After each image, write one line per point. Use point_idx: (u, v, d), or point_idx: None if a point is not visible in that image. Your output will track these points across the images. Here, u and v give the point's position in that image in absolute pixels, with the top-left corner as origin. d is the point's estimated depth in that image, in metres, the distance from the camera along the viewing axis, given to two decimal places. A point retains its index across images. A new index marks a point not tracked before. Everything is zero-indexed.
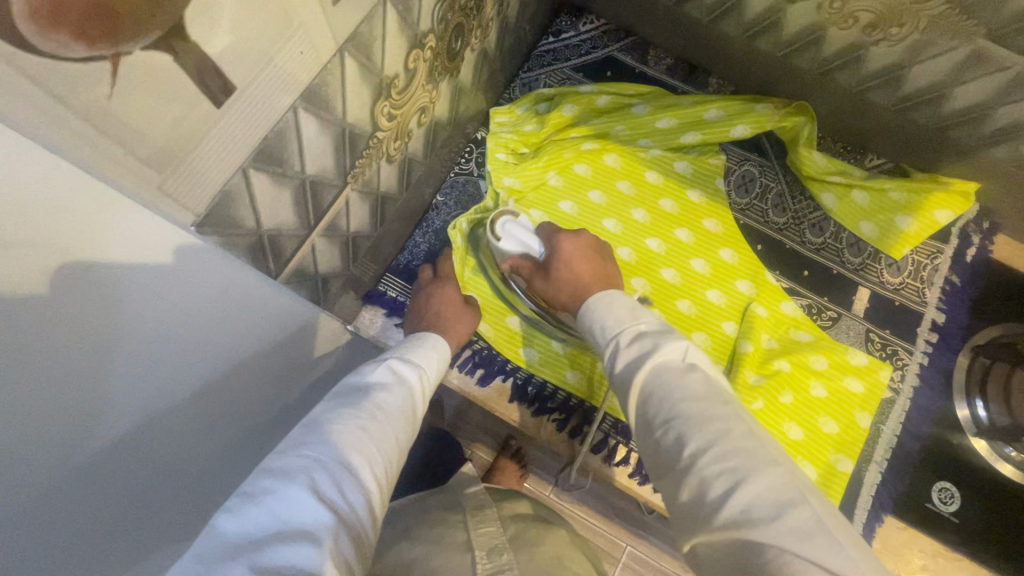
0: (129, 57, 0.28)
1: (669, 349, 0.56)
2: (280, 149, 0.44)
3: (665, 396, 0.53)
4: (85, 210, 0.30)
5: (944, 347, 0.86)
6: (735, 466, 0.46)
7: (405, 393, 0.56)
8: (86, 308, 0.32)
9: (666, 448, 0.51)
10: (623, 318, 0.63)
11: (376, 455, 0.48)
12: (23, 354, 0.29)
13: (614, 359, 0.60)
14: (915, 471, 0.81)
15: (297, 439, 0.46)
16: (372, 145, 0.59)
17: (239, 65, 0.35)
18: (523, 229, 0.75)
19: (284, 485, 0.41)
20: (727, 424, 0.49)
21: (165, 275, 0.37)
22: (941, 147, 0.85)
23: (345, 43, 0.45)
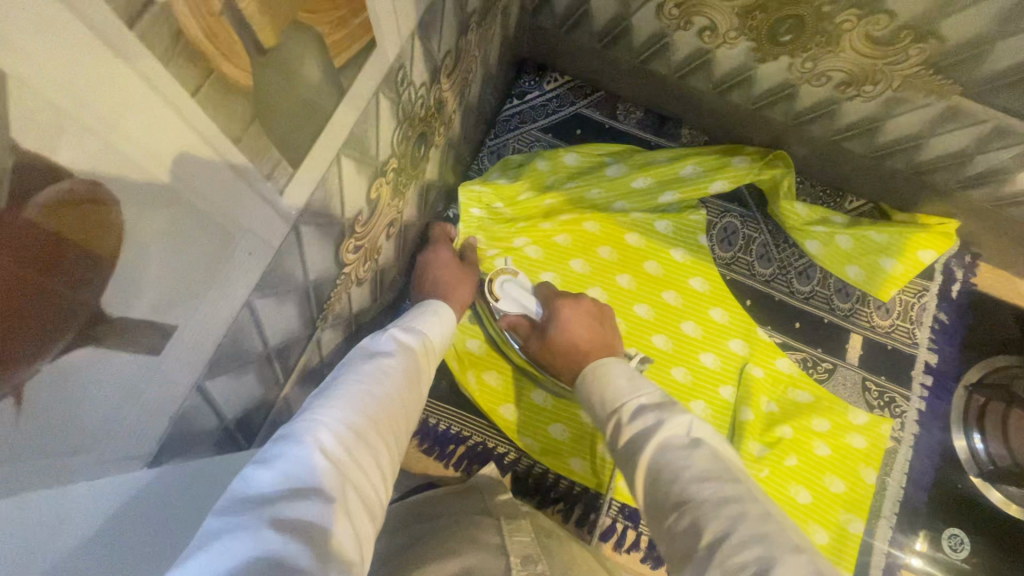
0: (35, 378, 0.23)
1: (671, 426, 0.53)
2: (237, 345, 0.39)
3: (675, 477, 0.48)
4: (36, 441, 0.25)
5: (939, 389, 0.85)
6: (758, 553, 0.39)
7: (409, 359, 0.54)
8: (88, 412, 0.27)
9: (680, 536, 0.44)
10: (624, 390, 0.60)
11: (383, 418, 0.45)
12: (16, 456, 0.24)
13: (616, 435, 0.57)
14: (924, 522, 0.80)
15: (305, 404, 0.43)
16: (340, 281, 0.54)
17: (173, 310, 0.30)
18: (518, 288, 0.78)
19: (297, 442, 0.37)
20: (744, 506, 0.43)
21: (176, 340, 0.32)
22: (920, 188, 0.84)
23: (299, 218, 0.40)
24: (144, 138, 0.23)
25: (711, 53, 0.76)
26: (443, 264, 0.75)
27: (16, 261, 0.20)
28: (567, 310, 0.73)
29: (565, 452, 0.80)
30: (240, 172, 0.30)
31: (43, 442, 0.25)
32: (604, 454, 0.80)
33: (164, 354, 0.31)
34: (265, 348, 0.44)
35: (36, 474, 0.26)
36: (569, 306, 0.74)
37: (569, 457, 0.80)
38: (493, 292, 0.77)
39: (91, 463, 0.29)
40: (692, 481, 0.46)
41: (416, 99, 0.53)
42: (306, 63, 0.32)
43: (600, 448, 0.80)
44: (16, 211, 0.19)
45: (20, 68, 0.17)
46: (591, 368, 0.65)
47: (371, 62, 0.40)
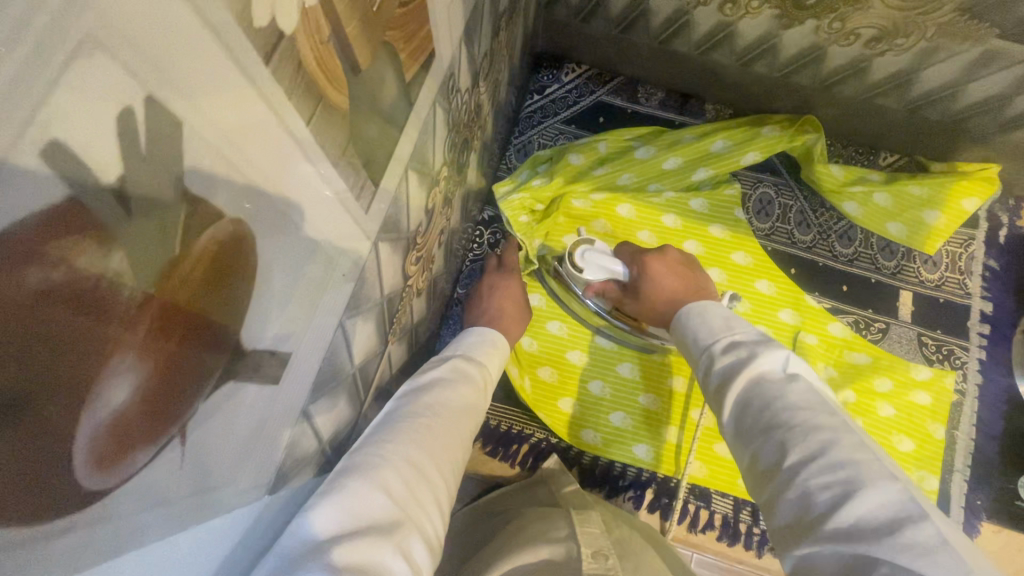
0: (193, 419, 0.23)
1: (769, 359, 0.51)
2: (333, 366, 0.40)
3: (766, 404, 0.48)
4: (195, 478, 0.25)
5: (998, 337, 0.84)
6: (847, 478, 0.39)
7: (465, 391, 0.56)
8: (229, 447, 0.28)
9: (766, 458, 0.45)
10: (720, 326, 0.59)
11: (439, 451, 0.47)
12: (180, 495, 0.24)
13: (711, 364, 0.56)
14: (999, 472, 0.79)
15: (368, 435, 0.45)
16: (406, 293, 0.55)
17: (291, 339, 0.31)
18: (604, 254, 0.74)
19: (361, 479, 0.40)
20: (837, 433, 0.43)
21: (290, 372, 0.32)
22: (958, 136, 0.83)
23: (379, 235, 0.40)
24: (271, 170, 0.23)
25: (733, 26, 0.76)
26: (503, 295, 0.77)
27: (175, 307, 0.20)
28: (658, 264, 0.72)
29: (629, 438, 0.80)
30: (337, 193, 0.30)
31: (198, 481, 0.26)
32: (670, 437, 0.80)
33: (281, 386, 0.32)
34: (351, 368, 0.45)
35: (194, 509, 0.26)
36: (658, 260, 0.73)
37: (632, 445, 0.80)
38: (575, 263, 0.74)
39: (232, 494, 0.30)
40: (782, 410, 0.46)
41: (462, 105, 0.53)
42: (385, 79, 0.32)
43: (663, 433, 0.80)
44: (185, 253, 0.20)
45: (192, 118, 0.18)
46: (686, 310, 0.64)
47: (431, 72, 0.40)
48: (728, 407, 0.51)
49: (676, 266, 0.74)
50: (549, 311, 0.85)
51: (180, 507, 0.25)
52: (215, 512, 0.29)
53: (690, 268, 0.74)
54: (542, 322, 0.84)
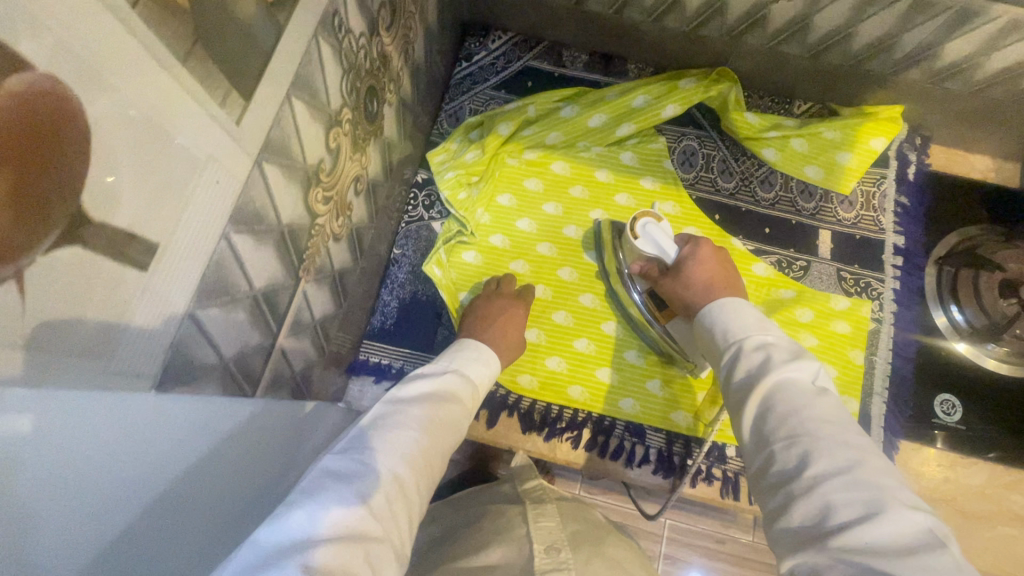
0: (32, 266, 0.26)
1: (799, 367, 0.53)
2: (224, 278, 0.42)
3: (791, 411, 0.49)
4: (49, 331, 0.28)
5: (910, 268, 0.89)
6: (866, 501, 0.42)
7: (457, 405, 0.59)
8: (89, 312, 0.30)
9: (784, 464, 0.47)
10: (751, 325, 0.59)
11: (422, 465, 0.50)
12: (30, 339, 0.27)
13: (734, 365, 0.57)
14: (914, 391, 0.84)
15: (357, 441, 0.49)
16: (316, 232, 0.57)
17: (154, 223, 0.33)
18: (663, 233, 0.75)
19: (340, 488, 0.43)
20: (862, 455, 0.45)
21: (162, 260, 0.34)
22: (861, 79, 0.88)
23: (261, 154, 0.43)
24: (89, 39, 0.26)
25: None
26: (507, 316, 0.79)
27: None
28: (704, 250, 0.73)
29: (567, 380, 0.84)
30: (184, 86, 0.32)
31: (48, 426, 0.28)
32: (631, 360, 0.84)
33: (153, 271, 0.34)
34: (250, 290, 0.47)
35: (52, 370, 0.28)
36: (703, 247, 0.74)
37: (569, 386, 0.83)
38: (633, 232, 0.75)
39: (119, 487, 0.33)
40: (808, 419, 0.48)
41: (358, 49, 0.56)
42: None
43: (597, 373, 0.84)
44: None
45: None
46: (715, 304, 0.64)
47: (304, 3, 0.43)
48: (748, 407, 0.52)
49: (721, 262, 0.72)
50: (512, 251, 0.89)
51: (39, 354, 0.27)
52: (100, 492, 0.31)
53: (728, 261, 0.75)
54: (477, 278, 0.87)
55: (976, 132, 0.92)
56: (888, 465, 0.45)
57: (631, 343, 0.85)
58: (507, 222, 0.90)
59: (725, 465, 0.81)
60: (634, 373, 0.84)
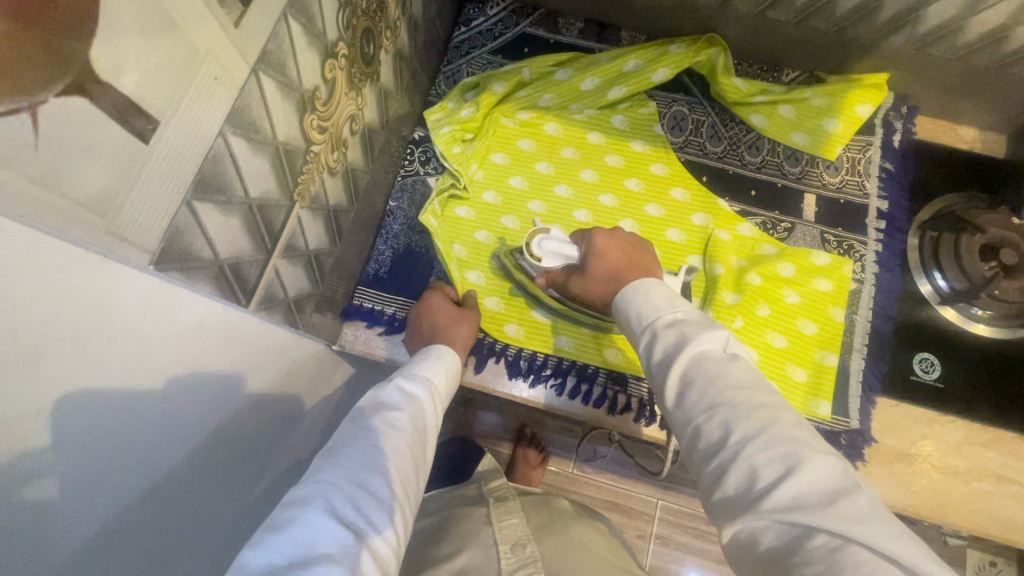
0: (45, 106, 0.29)
1: (711, 336, 0.54)
2: (219, 177, 0.46)
3: (708, 383, 0.51)
4: (58, 176, 0.31)
5: (893, 232, 0.91)
6: (783, 456, 0.44)
7: (418, 409, 0.63)
8: (95, 169, 0.33)
9: (709, 438, 0.49)
10: (661, 305, 0.60)
11: (392, 472, 0.54)
12: (41, 177, 0.30)
13: (651, 347, 0.58)
14: (893, 349, 0.86)
15: (317, 469, 0.52)
16: (311, 159, 0.60)
17: (155, 100, 0.36)
18: (558, 241, 0.77)
19: (312, 511, 0.47)
20: (775, 412, 0.48)
21: (160, 140, 0.38)
22: (847, 46, 0.90)
23: (257, 63, 0.46)
24: None
25: None
26: (441, 309, 0.79)
27: None
28: (603, 238, 0.73)
29: (553, 330, 0.86)
30: None
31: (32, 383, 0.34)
32: None
33: (152, 149, 0.37)
34: (244, 197, 0.50)
35: (60, 215, 0.32)
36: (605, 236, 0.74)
37: (555, 336, 0.86)
38: (534, 254, 0.77)
39: (77, 479, 0.40)
40: (725, 387, 0.50)
41: None
42: None
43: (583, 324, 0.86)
44: None
45: None
46: (625, 291, 0.64)
47: None
48: (670, 387, 0.54)
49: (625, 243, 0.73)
50: (504, 207, 0.91)
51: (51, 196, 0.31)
52: (69, 499, 0.39)
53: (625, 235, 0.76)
54: (468, 231, 0.90)
55: (961, 102, 0.94)
56: (798, 420, 0.48)
57: None
58: (500, 179, 0.92)
59: None
60: None
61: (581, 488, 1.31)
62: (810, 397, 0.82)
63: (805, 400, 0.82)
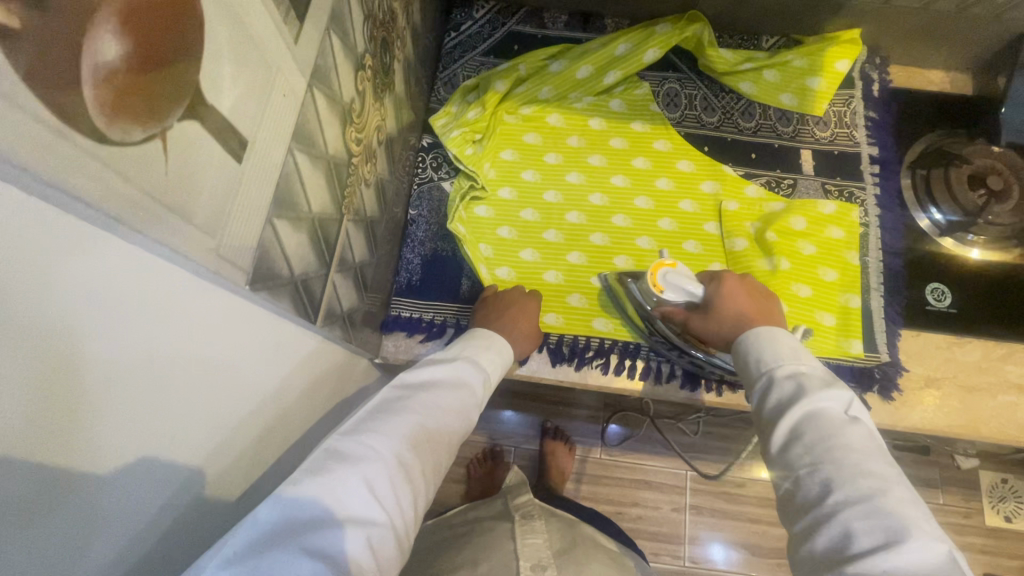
0: (172, 129, 0.30)
1: (834, 395, 0.56)
2: (291, 194, 0.46)
3: (820, 440, 0.53)
4: (181, 201, 0.31)
5: (887, 174, 0.96)
6: (890, 528, 0.45)
7: (459, 396, 0.65)
8: (206, 190, 0.34)
9: (810, 492, 0.51)
10: (787, 354, 0.63)
11: (425, 451, 0.57)
12: (170, 201, 0.30)
13: (765, 392, 0.61)
14: (906, 284, 0.91)
15: (363, 425, 0.55)
16: (352, 171, 0.61)
17: (245, 119, 0.37)
18: (685, 278, 0.76)
19: (351, 468, 0.50)
20: (889, 486, 0.49)
21: (248, 158, 0.38)
22: (819, 7, 0.96)
23: (311, 79, 0.47)
24: None
25: None
26: (526, 310, 0.82)
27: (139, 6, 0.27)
28: (732, 282, 0.75)
29: (590, 313, 0.88)
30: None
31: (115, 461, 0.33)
32: None
33: (245, 167, 0.38)
34: (308, 212, 0.50)
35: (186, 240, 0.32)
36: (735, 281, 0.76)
37: (593, 318, 0.88)
38: (655, 283, 0.77)
39: (172, 479, 0.39)
40: (837, 450, 0.52)
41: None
42: None
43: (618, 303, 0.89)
44: None
45: None
46: (751, 332, 0.67)
47: None
48: (777, 431, 0.56)
49: (751, 293, 0.75)
50: (522, 201, 0.93)
51: (178, 220, 0.31)
52: (141, 500, 0.36)
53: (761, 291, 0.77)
54: (491, 229, 0.91)
55: (928, 47, 1.00)
56: (913, 497, 0.49)
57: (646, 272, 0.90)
58: (513, 174, 0.94)
59: None
60: None
61: (614, 471, 1.32)
62: (841, 339, 0.87)
63: (836, 343, 0.87)
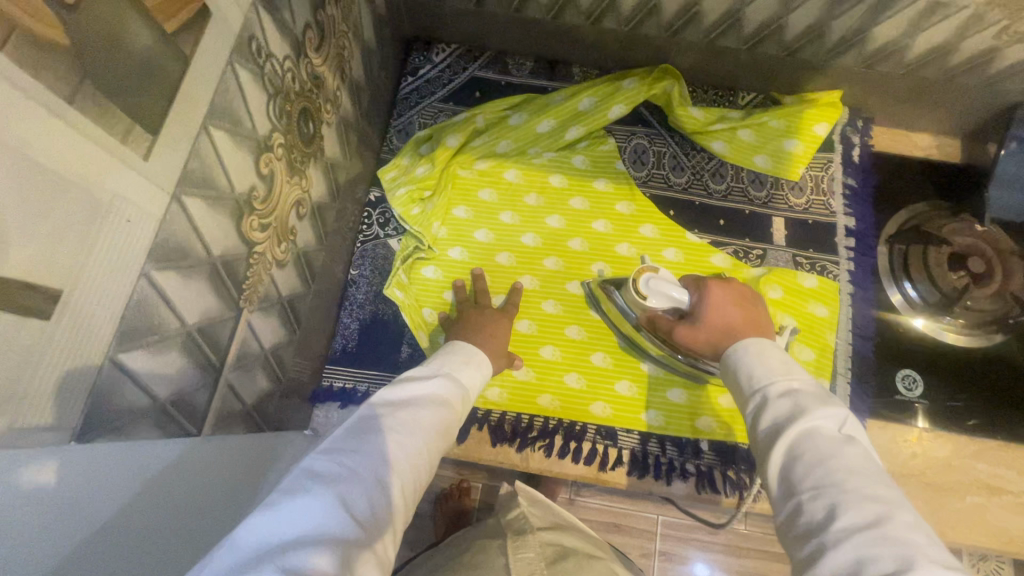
0: None
1: (825, 413, 0.49)
2: (150, 316, 0.41)
3: (817, 460, 0.46)
4: None
5: (863, 249, 0.90)
6: (898, 554, 0.38)
7: (445, 408, 0.58)
8: None
9: (811, 517, 0.43)
10: (776, 369, 0.55)
11: (407, 470, 0.49)
12: None
13: (757, 414, 0.53)
14: (876, 370, 0.85)
15: (341, 442, 0.49)
16: (254, 262, 0.56)
17: (54, 270, 0.32)
18: (668, 282, 0.68)
19: (318, 489, 0.43)
20: (891, 509, 0.41)
21: (64, 308, 0.33)
22: (798, 68, 0.90)
23: (177, 187, 0.42)
24: None
25: None
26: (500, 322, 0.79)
27: None
28: (716, 293, 0.67)
29: (535, 389, 0.83)
30: (76, 125, 0.31)
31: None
32: (597, 362, 0.84)
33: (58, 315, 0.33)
34: (182, 327, 0.46)
35: None
36: (719, 286, 0.68)
37: (538, 393, 0.82)
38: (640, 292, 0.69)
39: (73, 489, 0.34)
40: (837, 469, 0.44)
41: (284, 72, 0.55)
42: (128, 26, 0.34)
43: (566, 378, 0.83)
44: None
45: None
46: (740, 344, 0.60)
47: (213, 31, 0.43)
48: (775, 459, 0.48)
49: (737, 301, 0.67)
50: (472, 262, 0.87)
51: None
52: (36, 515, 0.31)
53: (744, 294, 0.69)
54: (437, 292, 0.85)
55: (914, 111, 0.94)
56: (920, 516, 0.42)
57: (597, 345, 0.84)
58: (464, 232, 0.89)
59: (698, 460, 0.80)
60: (603, 376, 0.83)
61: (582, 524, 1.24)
62: None
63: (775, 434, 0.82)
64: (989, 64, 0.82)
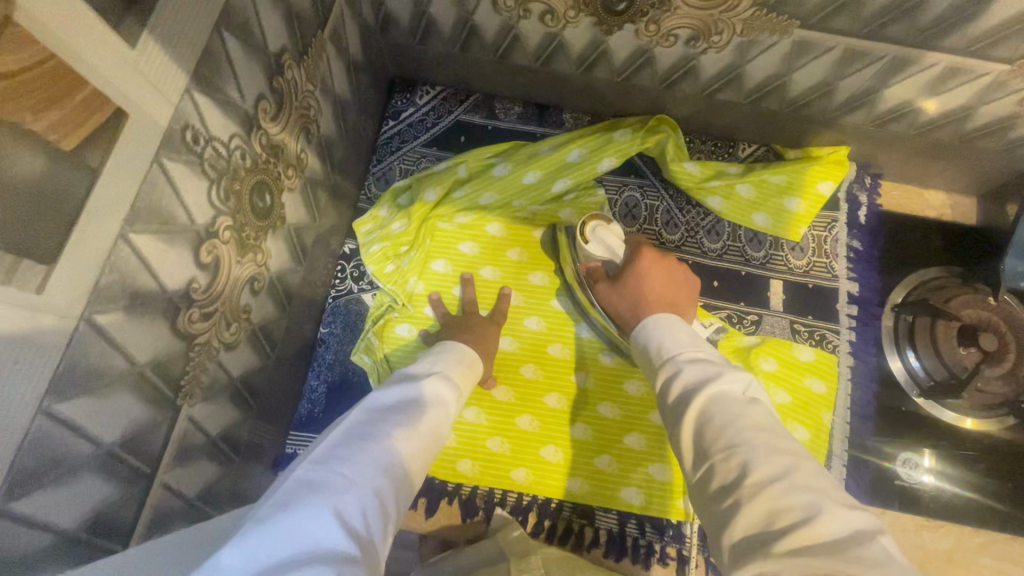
0: None
1: (733, 378, 0.47)
2: (53, 451, 0.37)
3: (725, 422, 0.43)
4: None
5: (866, 318, 0.85)
6: (807, 501, 0.36)
7: (439, 413, 0.53)
8: None
9: (722, 477, 0.40)
10: (684, 341, 0.54)
11: (405, 479, 0.44)
12: None
13: (666, 382, 0.50)
14: (875, 452, 0.80)
15: (335, 446, 0.42)
16: (195, 356, 0.52)
17: None
18: (612, 235, 0.72)
19: (316, 498, 0.37)
20: (795, 458, 0.39)
21: None
22: (802, 123, 0.84)
23: (88, 310, 0.38)
24: None
25: (560, 36, 0.75)
26: None
27: None
28: (650, 260, 0.68)
29: (510, 462, 0.78)
30: None
31: None
32: (577, 435, 0.79)
33: None
34: (99, 447, 0.42)
35: None
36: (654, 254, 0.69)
37: (512, 466, 0.78)
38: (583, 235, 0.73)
39: None
40: (743, 428, 0.42)
41: (231, 152, 0.51)
42: (11, 156, 0.30)
43: (543, 451, 0.78)
44: None
45: None
46: (655, 317, 0.58)
47: (135, 134, 0.39)
48: (687, 424, 0.45)
49: (670, 275, 0.68)
50: None
51: None
52: None
53: (677, 276, 0.68)
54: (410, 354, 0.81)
55: (927, 170, 0.88)
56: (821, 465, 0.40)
57: (577, 416, 0.80)
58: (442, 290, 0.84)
59: (680, 544, 0.76)
60: (581, 449, 0.78)
61: None
62: None
63: None
64: (1009, 129, 0.76)
